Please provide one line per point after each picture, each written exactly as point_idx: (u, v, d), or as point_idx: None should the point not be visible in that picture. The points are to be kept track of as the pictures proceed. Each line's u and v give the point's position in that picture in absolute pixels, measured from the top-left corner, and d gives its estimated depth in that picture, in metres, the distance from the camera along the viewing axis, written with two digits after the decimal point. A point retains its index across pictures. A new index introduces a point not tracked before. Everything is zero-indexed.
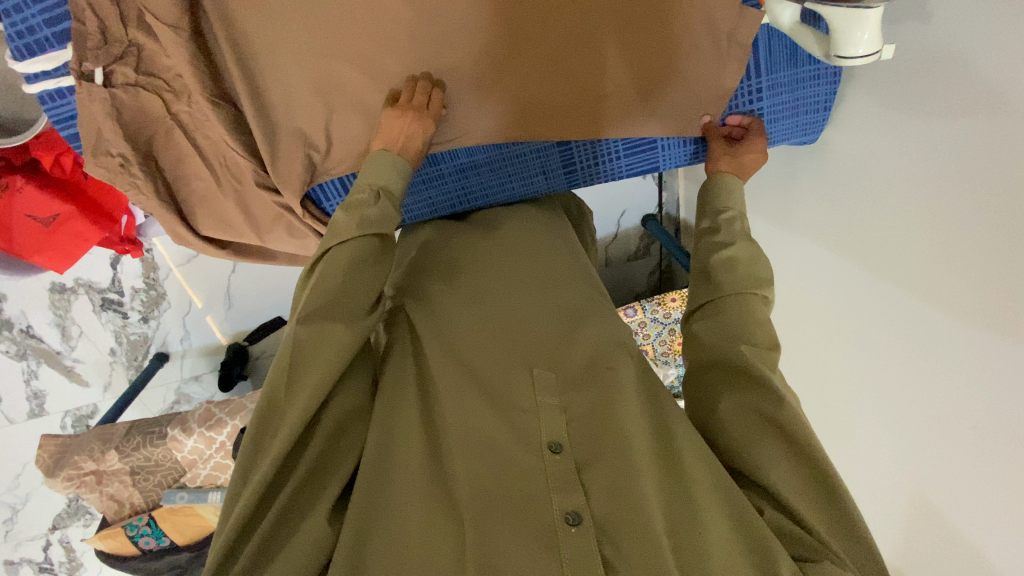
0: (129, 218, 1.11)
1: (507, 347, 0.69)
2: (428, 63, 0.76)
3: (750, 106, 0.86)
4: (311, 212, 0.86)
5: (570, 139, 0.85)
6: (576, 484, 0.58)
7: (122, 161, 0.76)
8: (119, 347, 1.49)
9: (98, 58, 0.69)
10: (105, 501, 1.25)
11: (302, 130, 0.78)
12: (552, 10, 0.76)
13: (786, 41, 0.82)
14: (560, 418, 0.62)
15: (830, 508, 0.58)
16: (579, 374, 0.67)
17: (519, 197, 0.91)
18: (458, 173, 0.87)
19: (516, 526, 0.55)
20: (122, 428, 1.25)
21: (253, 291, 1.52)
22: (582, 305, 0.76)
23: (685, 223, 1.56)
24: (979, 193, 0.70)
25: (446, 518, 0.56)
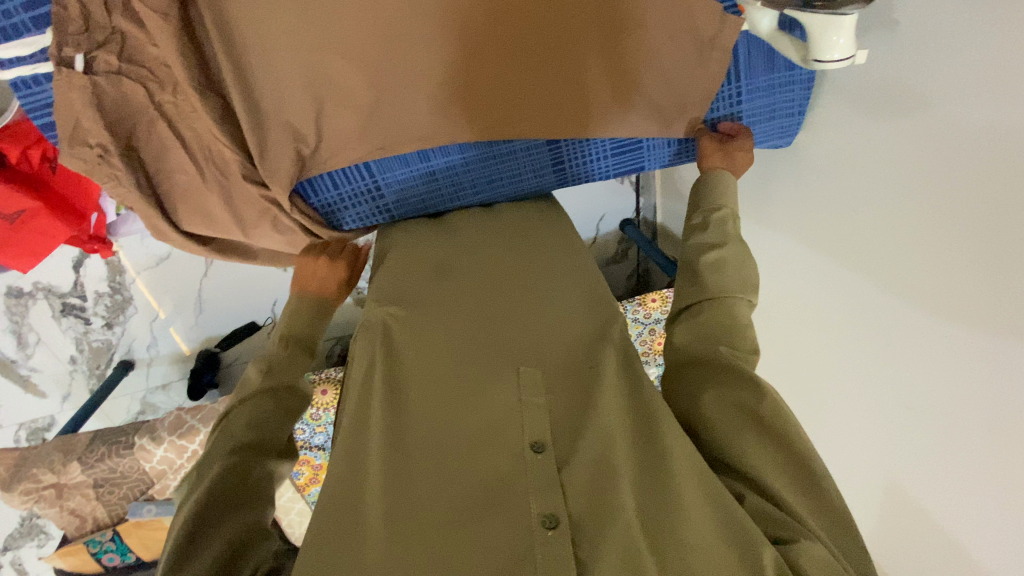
0: (100, 215, 1.10)
1: (489, 347, 0.68)
2: (420, 59, 0.76)
3: (730, 110, 0.89)
4: (300, 207, 0.87)
5: (559, 137, 0.87)
6: (556, 485, 0.57)
7: (101, 152, 0.73)
8: (80, 355, 1.43)
9: (79, 44, 0.67)
10: (65, 517, 1.19)
11: (292, 123, 0.77)
12: (542, 10, 0.77)
13: (763, 47, 0.86)
14: (544, 415, 0.62)
15: (814, 493, 0.58)
16: (562, 372, 0.66)
17: (506, 197, 0.92)
18: (450, 170, 0.88)
19: (494, 525, 0.54)
20: (84, 437, 1.18)
21: (228, 294, 1.49)
22: (566, 301, 0.75)
23: (662, 227, 1.60)
24: (947, 191, 0.75)
25: (425, 515, 0.55)
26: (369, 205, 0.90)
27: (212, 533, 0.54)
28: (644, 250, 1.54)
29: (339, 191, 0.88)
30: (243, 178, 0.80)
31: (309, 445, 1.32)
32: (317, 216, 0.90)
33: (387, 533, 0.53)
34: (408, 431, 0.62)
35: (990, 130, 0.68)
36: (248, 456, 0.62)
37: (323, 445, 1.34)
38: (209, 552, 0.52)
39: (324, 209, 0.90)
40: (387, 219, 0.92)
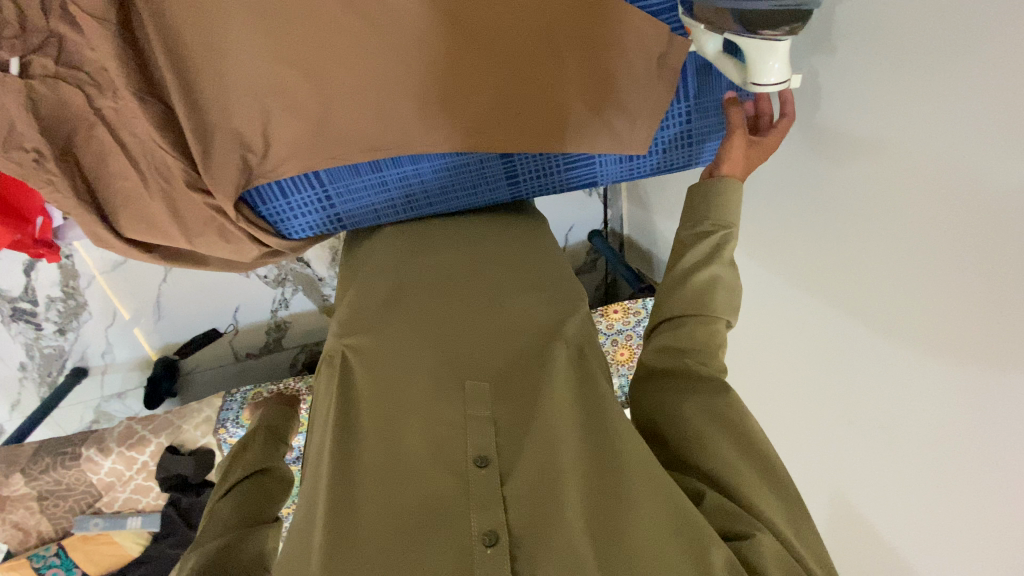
0: (45, 219, 1.06)
1: (439, 358, 0.66)
2: (369, 69, 0.77)
3: (681, 128, 0.91)
4: (246, 216, 0.86)
5: (513, 151, 0.87)
6: (499, 501, 0.54)
7: (37, 157, 0.71)
8: (31, 362, 1.39)
9: (14, 48, 0.68)
10: (9, 530, 1.19)
11: (239, 130, 0.77)
12: (490, 25, 0.78)
13: (712, 68, 0.88)
14: (488, 428, 0.59)
15: (781, 494, 0.58)
16: (510, 382, 0.64)
17: (462, 207, 0.95)
18: (402, 180, 0.89)
19: (433, 544, 0.51)
20: (28, 449, 1.18)
21: (188, 301, 1.48)
22: (524, 309, 0.73)
23: (629, 239, 1.63)
24: (900, 207, 0.79)
25: (364, 535, 0.53)
26: (319, 213, 0.91)
27: None
28: (611, 261, 1.56)
29: (287, 200, 0.88)
30: (186, 185, 0.79)
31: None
32: (266, 226, 0.90)
33: (327, 551, 0.52)
34: (359, 451, 0.61)
35: (944, 157, 0.73)
36: (243, 529, 0.63)
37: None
38: None
39: (273, 217, 0.90)
40: (338, 227, 0.94)
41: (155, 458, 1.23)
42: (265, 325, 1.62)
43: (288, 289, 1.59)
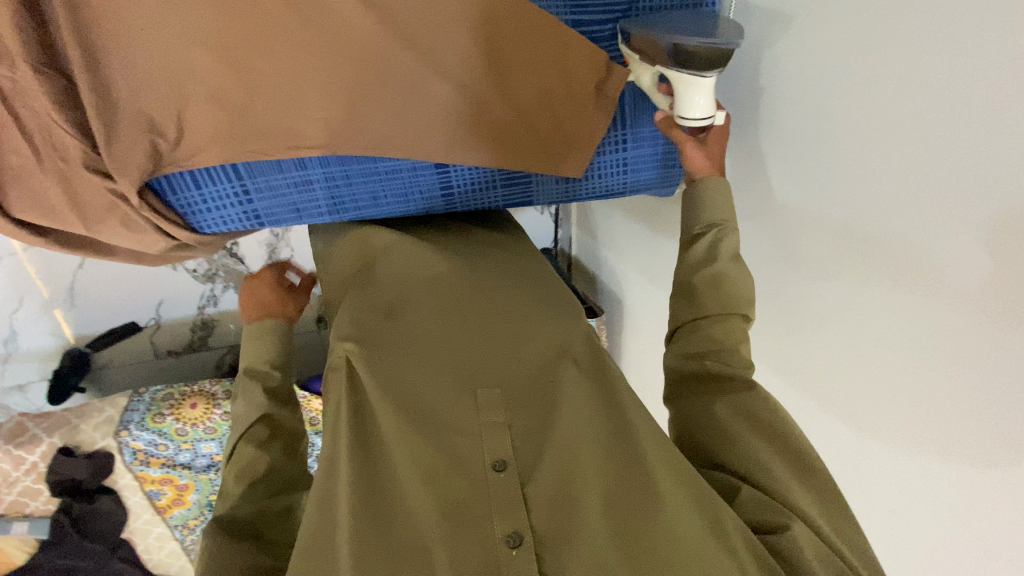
0: None
1: (450, 363, 0.70)
2: (298, 63, 0.77)
3: (618, 154, 1.01)
4: (150, 203, 0.84)
5: (445, 161, 0.90)
6: (519, 504, 0.61)
7: None
8: None
9: None
10: None
11: (150, 114, 0.75)
12: (425, 34, 0.79)
13: (646, 102, 0.98)
14: (504, 435, 0.65)
15: (808, 479, 0.64)
16: (518, 389, 0.69)
17: (391, 214, 0.97)
18: (328, 181, 0.91)
19: (463, 546, 0.58)
20: None
21: (105, 288, 1.51)
22: (534, 312, 0.78)
23: (577, 259, 1.70)
24: (823, 245, 0.90)
25: (398, 540, 0.58)
26: (236, 207, 0.90)
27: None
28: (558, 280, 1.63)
29: (201, 191, 0.87)
30: (81, 165, 0.75)
31: (173, 463, 1.37)
32: (176, 217, 0.88)
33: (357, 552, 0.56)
34: (381, 454, 0.64)
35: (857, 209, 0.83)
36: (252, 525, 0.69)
37: (189, 464, 1.39)
38: None
39: (184, 209, 0.89)
40: (255, 223, 0.93)
41: (45, 459, 1.29)
42: (191, 320, 1.66)
43: (218, 285, 1.66)
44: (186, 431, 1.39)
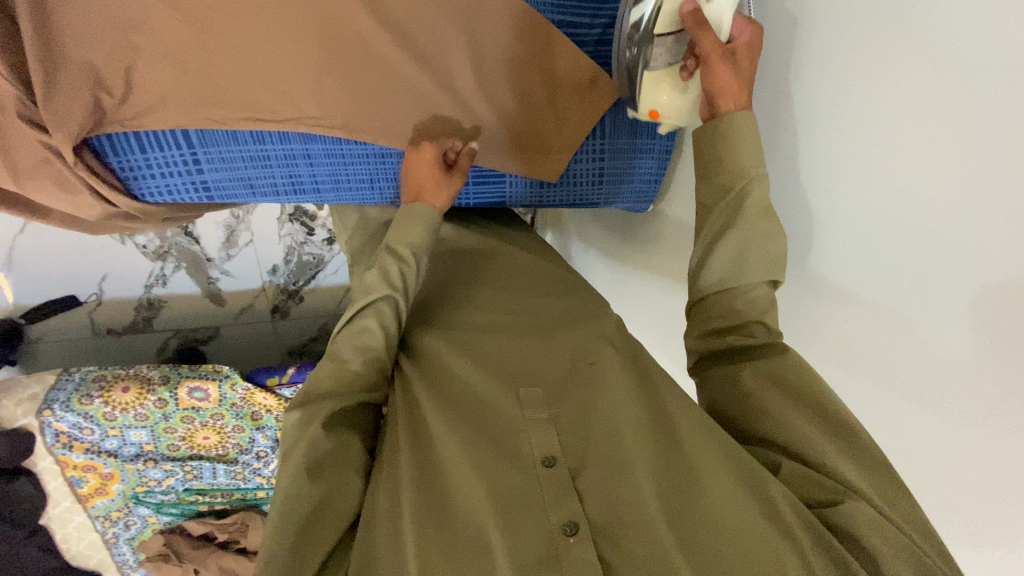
0: None
1: (491, 365, 0.68)
2: (263, 29, 0.73)
3: (593, 163, 0.98)
4: (88, 164, 0.76)
5: (413, 151, 0.87)
6: (572, 494, 0.56)
7: None
8: None
9: None
10: None
11: (97, 67, 0.70)
12: (400, 15, 0.76)
13: (626, 116, 0.96)
14: (550, 427, 0.60)
15: (850, 443, 0.57)
16: (564, 383, 0.66)
17: (354, 200, 0.92)
18: (288, 159, 0.85)
19: (516, 538, 0.53)
20: None
21: (45, 256, 1.48)
22: (565, 316, 0.78)
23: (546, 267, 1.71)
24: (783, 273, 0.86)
25: (457, 538, 0.54)
26: (183, 177, 0.83)
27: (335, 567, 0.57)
28: None
29: (146, 155, 0.80)
30: (14, 113, 0.69)
31: (98, 450, 1.28)
32: (115, 180, 0.80)
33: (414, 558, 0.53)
34: (430, 457, 0.61)
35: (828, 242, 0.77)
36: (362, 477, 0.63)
37: (115, 452, 1.30)
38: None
39: (125, 172, 0.81)
40: (203, 197, 0.86)
41: None
42: (135, 301, 1.64)
43: (169, 264, 1.61)
44: (115, 417, 1.27)
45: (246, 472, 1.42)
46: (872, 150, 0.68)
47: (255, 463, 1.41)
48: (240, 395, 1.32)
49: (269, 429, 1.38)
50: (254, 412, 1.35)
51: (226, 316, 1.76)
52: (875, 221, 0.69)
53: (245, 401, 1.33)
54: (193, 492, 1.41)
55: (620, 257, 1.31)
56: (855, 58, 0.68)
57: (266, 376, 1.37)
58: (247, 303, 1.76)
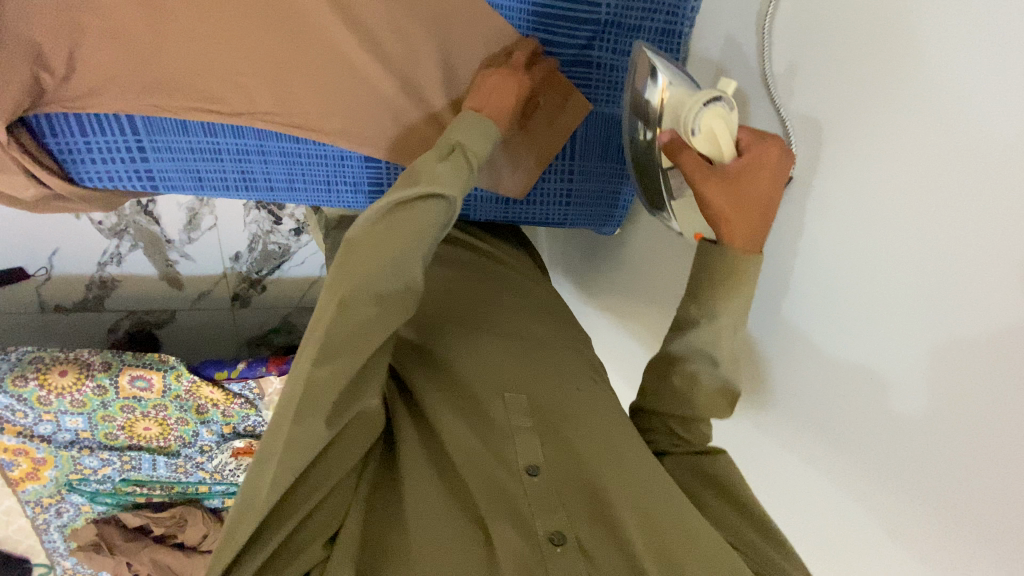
0: None
1: (479, 376, 0.67)
2: (224, 18, 0.69)
3: (561, 184, 0.97)
4: (23, 144, 0.71)
5: (374, 157, 0.84)
6: (557, 504, 0.54)
7: None
8: None
9: None
10: None
11: (37, 43, 0.64)
12: (371, 16, 0.73)
13: (597, 139, 0.94)
14: (535, 439, 0.60)
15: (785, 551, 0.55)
16: (551, 398, 0.65)
17: (309, 202, 0.88)
18: (240, 154, 0.81)
19: (501, 539, 0.50)
20: None
21: None
22: (554, 343, 0.78)
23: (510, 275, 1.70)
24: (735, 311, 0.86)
25: (436, 538, 0.51)
26: (126, 164, 0.79)
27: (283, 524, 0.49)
28: None
29: (87, 139, 0.76)
30: None
31: (30, 434, 1.23)
32: (50, 162, 0.76)
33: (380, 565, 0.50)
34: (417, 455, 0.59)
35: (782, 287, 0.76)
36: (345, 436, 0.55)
37: (49, 437, 1.24)
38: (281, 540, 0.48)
39: (63, 155, 0.76)
40: (148, 186, 0.82)
41: None
42: (86, 278, 1.57)
43: (125, 243, 1.55)
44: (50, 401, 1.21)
45: (188, 466, 1.37)
46: (828, 199, 0.67)
47: (197, 458, 1.37)
48: (185, 387, 1.28)
49: (214, 422, 1.34)
50: (199, 405, 1.31)
51: (183, 301, 1.70)
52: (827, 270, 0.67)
53: (190, 394, 1.29)
54: (130, 483, 1.35)
55: (588, 276, 1.29)
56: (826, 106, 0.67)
57: (215, 370, 1.34)
58: (206, 289, 1.71)
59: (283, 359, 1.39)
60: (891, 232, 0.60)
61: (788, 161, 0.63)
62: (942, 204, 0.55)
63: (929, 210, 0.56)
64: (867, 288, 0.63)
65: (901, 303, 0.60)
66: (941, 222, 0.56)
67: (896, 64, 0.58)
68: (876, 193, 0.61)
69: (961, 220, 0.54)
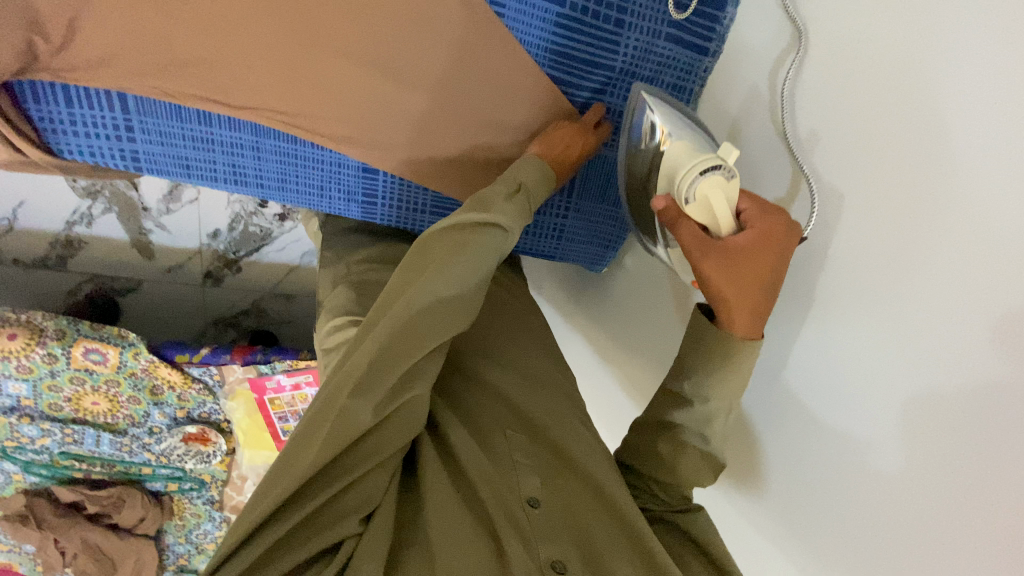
0: None
1: (482, 413, 0.70)
2: (238, 10, 0.68)
3: (557, 219, 0.96)
4: (1, 106, 0.68)
5: (373, 167, 0.83)
6: (559, 536, 0.58)
7: None
8: None
9: None
10: None
11: (36, 9, 0.61)
12: (386, 28, 0.72)
13: (598, 180, 0.94)
14: (534, 474, 0.63)
15: None
16: (550, 434, 0.68)
17: (297, 204, 0.85)
18: (233, 148, 0.78)
19: (510, 561, 0.53)
20: None
21: None
22: (558, 377, 0.81)
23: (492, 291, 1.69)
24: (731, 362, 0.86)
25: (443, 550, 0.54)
26: (110, 142, 0.75)
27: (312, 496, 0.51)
28: None
29: (71, 110, 0.72)
30: None
31: None
32: (29, 129, 0.72)
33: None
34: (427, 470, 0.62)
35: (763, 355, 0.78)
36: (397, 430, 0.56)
37: None
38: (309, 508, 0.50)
39: (43, 123, 0.72)
40: (131, 167, 0.78)
41: None
42: (51, 236, 1.51)
43: (98, 205, 1.49)
44: None
45: (133, 446, 1.32)
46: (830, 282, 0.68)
47: (145, 439, 1.32)
48: (142, 366, 1.23)
49: (167, 405, 1.30)
50: (154, 386, 1.26)
51: (152, 271, 1.65)
52: (821, 336, 0.70)
53: (147, 373, 1.24)
54: (69, 457, 1.29)
55: (566, 307, 1.29)
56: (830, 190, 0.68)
57: (177, 352, 1.29)
58: (178, 263, 1.65)
59: (248, 350, 1.38)
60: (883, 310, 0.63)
61: (794, 233, 0.63)
62: (938, 292, 0.59)
63: (921, 294, 0.60)
64: (856, 366, 0.66)
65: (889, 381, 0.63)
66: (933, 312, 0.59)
67: (894, 160, 0.62)
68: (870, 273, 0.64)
69: (953, 310, 0.58)
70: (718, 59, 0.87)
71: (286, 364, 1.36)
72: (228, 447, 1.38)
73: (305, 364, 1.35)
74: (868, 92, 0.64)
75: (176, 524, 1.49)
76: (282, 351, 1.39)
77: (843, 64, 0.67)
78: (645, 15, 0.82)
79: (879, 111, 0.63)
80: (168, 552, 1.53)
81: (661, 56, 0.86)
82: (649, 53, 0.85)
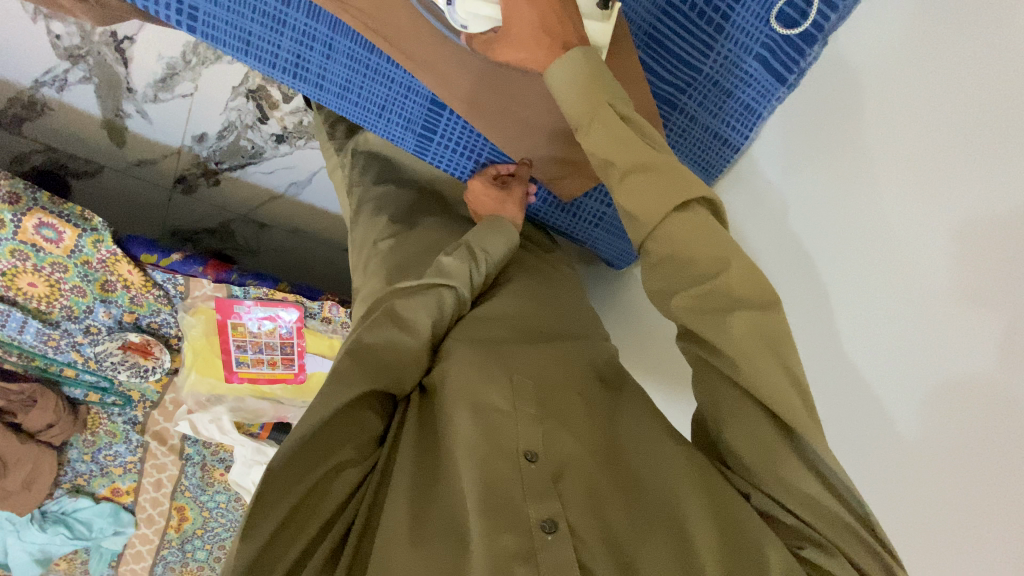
0: None
1: (478, 362, 0.67)
2: None
3: (603, 206, 0.95)
4: None
5: (443, 101, 0.78)
6: (554, 491, 0.57)
7: None
8: None
9: None
10: None
11: None
12: None
13: None
14: (536, 425, 0.61)
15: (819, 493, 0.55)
16: (552, 388, 0.66)
17: (352, 118, 0.80)
18: (304, 37, 0.72)
19: (489, 538, 0.53)
20: None
21: None
22: (568, 324, 0.81)
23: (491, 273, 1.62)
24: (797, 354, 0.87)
25: (437, 516, 0.56)
26: None
27: (307, 517, 0.55)
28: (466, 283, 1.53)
29: None
30: None
31: None
32: None
33: (413, 541, 0.54)
34: (433, 435, 0.62)
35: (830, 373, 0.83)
36: (347, 459, 0.60)
37: None
38: (306, 528, 0.55)
39: None
40: (184, 25, 0.69)
41: None
42: (14, 90, 1.32)
43: (77, 71, 1.30)
44: None
45: (61, 342, 1.17)
46: (895, 309, 0.75)
47: (77, 338, 1.18)
48: (100, 256, 1.11)
49: (115, 305, 1.18)
50: (106, 282, 1.14)
51: (120, 159, 1.49)
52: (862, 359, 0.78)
53: (103, 266, 1.12)
54: None
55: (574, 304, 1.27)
56: (903, 226, 0.75)
57: (143, 251, 1.19)
58: (151, 158, 1.50)
59: (224, 267, 1.27)
60: (905, 343, 0.73)
61: None
62: (965, 339, 0.67)
63: (944, 335, 0.69)
64: (911, 394, 0.72)
65: (914, 406, 0.72)
66: (963, 356, 0.67)
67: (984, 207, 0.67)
68: (887, 308, 0.76)
69: (985, 349, 0.65)
70: (793, 91, 0.88)
71: (260, 292, 1.26)
72: (173, 366, 1.27)
73: (282, 295, 1.26)
74: (968, 130, 0.69)
75: (85, 440, 1.33)
76: (260, 277, 1.29)
77: (928, 119, 0.74)
78: (744, 29, 0.85)
79: (947, 177, 0.71)
80: (67, 469, 1.35)
81: (744, 73, 0.88)
82: (736, 66, 0.88)
